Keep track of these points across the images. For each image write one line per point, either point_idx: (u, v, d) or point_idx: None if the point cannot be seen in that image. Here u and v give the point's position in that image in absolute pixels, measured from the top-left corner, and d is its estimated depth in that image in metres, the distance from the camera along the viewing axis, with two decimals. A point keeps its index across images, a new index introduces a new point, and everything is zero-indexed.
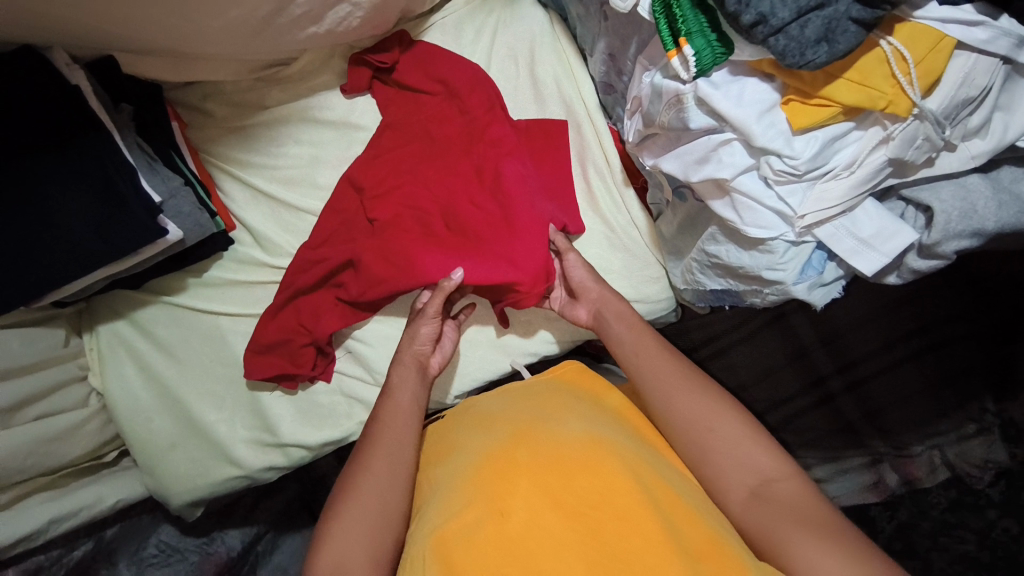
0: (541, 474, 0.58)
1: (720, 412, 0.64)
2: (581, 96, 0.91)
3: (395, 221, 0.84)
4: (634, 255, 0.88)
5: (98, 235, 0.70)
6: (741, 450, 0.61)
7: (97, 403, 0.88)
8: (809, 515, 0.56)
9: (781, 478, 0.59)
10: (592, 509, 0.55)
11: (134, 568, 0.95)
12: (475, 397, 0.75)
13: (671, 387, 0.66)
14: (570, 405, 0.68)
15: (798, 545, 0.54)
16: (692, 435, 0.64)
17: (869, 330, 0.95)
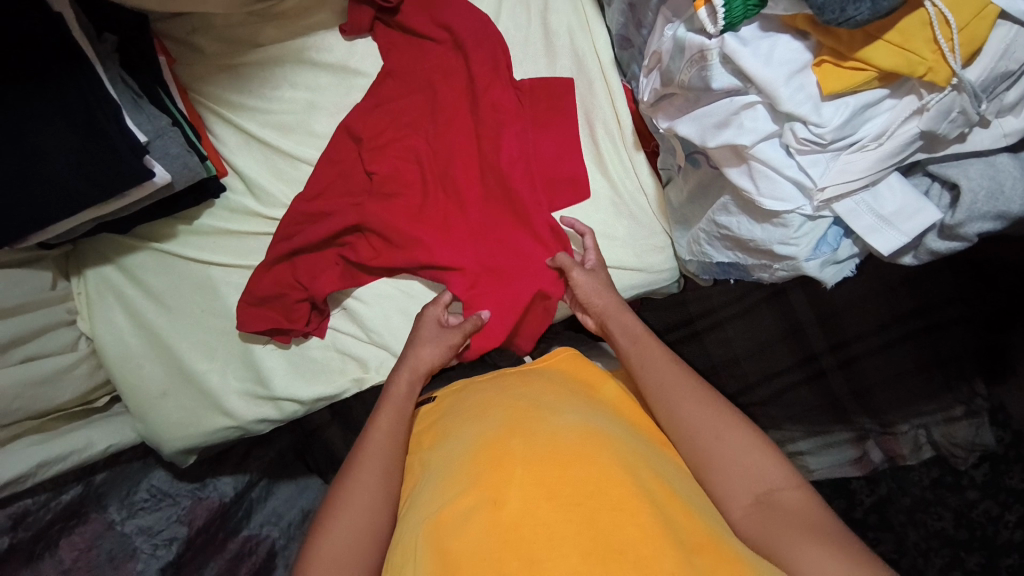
0: (537, 464, 0.55)
1: (728, 418, 0.63)
2: (594, 49, 0.85)
3: (396, 176, 0.83)
4: (639, 223, 0.86)
5: (83, 174, 0.66)
6: (747, 458, 0.60)
7: (87, 349, 0.86)
8: (814, 524, 0.54)
9: (786, 488, 0.58)
10: (589, 500, 0.52)
11: (124, 512, 0.96)
12: (470, 386, 0.73)
13: (679, 392, 0.66)
14: (572, 398, 0.66)
15: (802, 554, 0.52)
16: (696, 440, 0.62)
17: (863, 310, 1.00)
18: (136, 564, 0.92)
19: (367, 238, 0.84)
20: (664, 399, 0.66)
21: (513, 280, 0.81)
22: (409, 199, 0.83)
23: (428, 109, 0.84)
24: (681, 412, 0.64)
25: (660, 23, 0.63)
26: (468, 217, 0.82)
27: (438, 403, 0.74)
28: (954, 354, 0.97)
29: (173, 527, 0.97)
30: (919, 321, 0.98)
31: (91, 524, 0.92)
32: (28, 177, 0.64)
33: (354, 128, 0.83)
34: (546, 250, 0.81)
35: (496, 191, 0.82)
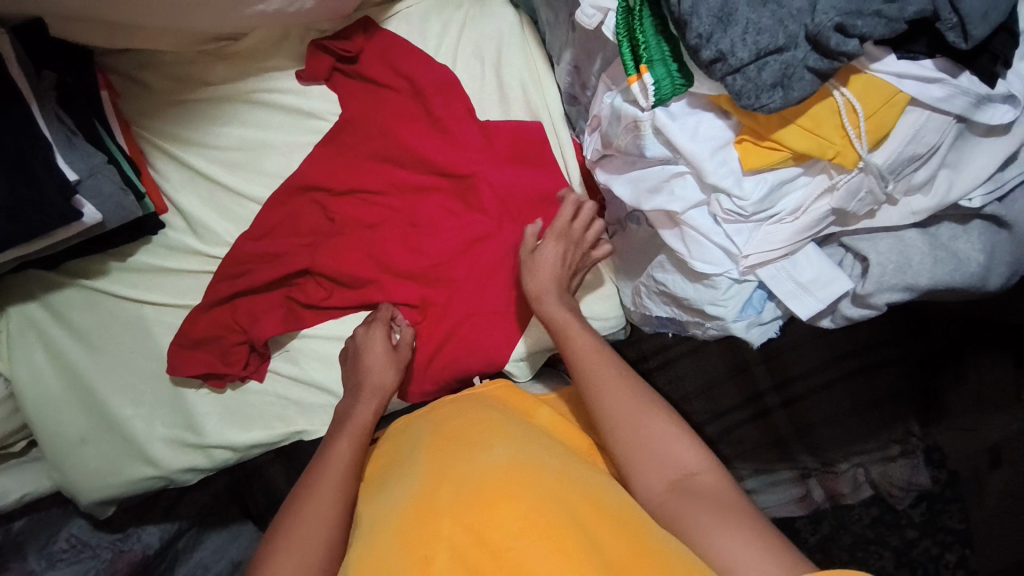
0: (468, 508, 0.54)
1: (645, 403, 0.66)
2: (546, 103, 0.88)
3: (356, 217, 0.87)
4: (588, 271, 0.90)
5: (6, 211, 0.63)
6: (662, 444, 0.63)
7: (2, 391, 0.80)
8: (724, 505, 0.57)
9: (701, 472, 0.61)
10: (521, 533, 0.51)
11: (43, 563, 0.93)
12: (409, 427, 0.72)
13: (606, 383, 0.68)
14: (504, 427, 0.65)
15: (719, 536, 0.54)
16: (613, 428, 0.65)
17: (807, 349, 1.01)
18: None
19: (324, 280, 0.86)
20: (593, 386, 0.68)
21: (486, 333, 0.84)
22: (369, 240, 0.86)
23: (388, 158, 0.87)
24: (606, 398, 0.66)
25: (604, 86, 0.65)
26: (437, 253, 0.86)
27: (383, 449, 0.74)
28: (889, 395, 0.99)
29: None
30: (855, 361, 1.00)
31: (8, 575, 0.91)
32: None
33: (313, 174, 0.86)
34: (514, 288, 0.87)
35: (467, 231, 0.87)
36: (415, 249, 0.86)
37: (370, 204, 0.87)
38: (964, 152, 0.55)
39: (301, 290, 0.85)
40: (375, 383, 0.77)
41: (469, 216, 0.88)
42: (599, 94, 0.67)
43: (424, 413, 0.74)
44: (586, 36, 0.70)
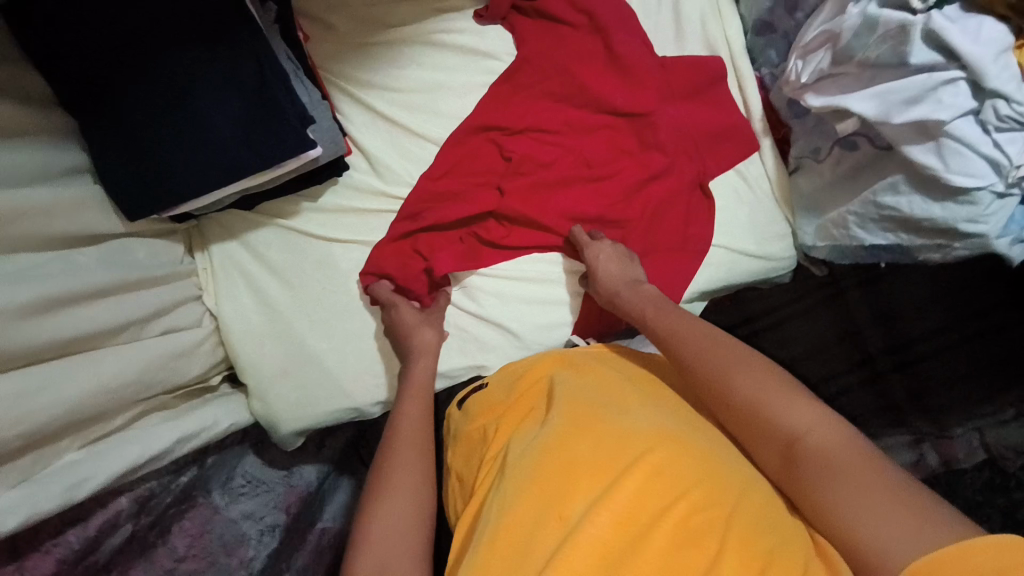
0: (605, 471, 0.55)
1: (746, 366, 0.61)
2: (726, 35, 0.87)
3: (533, 157, 0.85)
4: (763, 207, 0.89)
5: (246, 143, 0.65)
6: (772, 406, 0.57)
7: (211, 325, 0.85)
8: (853, 469, 0.51)
9: (814, 432, 0.55)
10: (670, 497, 0.52)
11: (227, 498, 0.87)
12: (516, 374, 0.73)
13: (703, 351, 0.65)
14: (627, 390, 0.67)
15: (847, 507, 0.49)
16: (711, 389, 0.62)
17: None
18: (248, 550, 0.86)
19: (500, 217, 0.86)
20: (684, 352, 0.66)
21: (664, 269, 0.86)
22: (542, 179, 0.85)
23: (563, 99, 0.87)
24: (697, 359, 0.65)
25: (821, 19, 0.69)
26: (616, 189, 0.86)
27: (485, 392, 0.72)
28: None
29: (274, 514, 0.89)
30: None
31: (200, 510, 0.84)
32: (196, 145, 0.64)
33: (491, 114, 0.86)
34: (682, 226, 0.87)
35: (641, 168, 0.86)
36: (593, 186, 0.86)
37: (536, 146, 0.86)
38: None
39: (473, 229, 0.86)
40: (418, 341, 0.79)
41: (648, 151, 0.87)
42: (806, 27, 0.71)
43: (530, 361, 0.74)
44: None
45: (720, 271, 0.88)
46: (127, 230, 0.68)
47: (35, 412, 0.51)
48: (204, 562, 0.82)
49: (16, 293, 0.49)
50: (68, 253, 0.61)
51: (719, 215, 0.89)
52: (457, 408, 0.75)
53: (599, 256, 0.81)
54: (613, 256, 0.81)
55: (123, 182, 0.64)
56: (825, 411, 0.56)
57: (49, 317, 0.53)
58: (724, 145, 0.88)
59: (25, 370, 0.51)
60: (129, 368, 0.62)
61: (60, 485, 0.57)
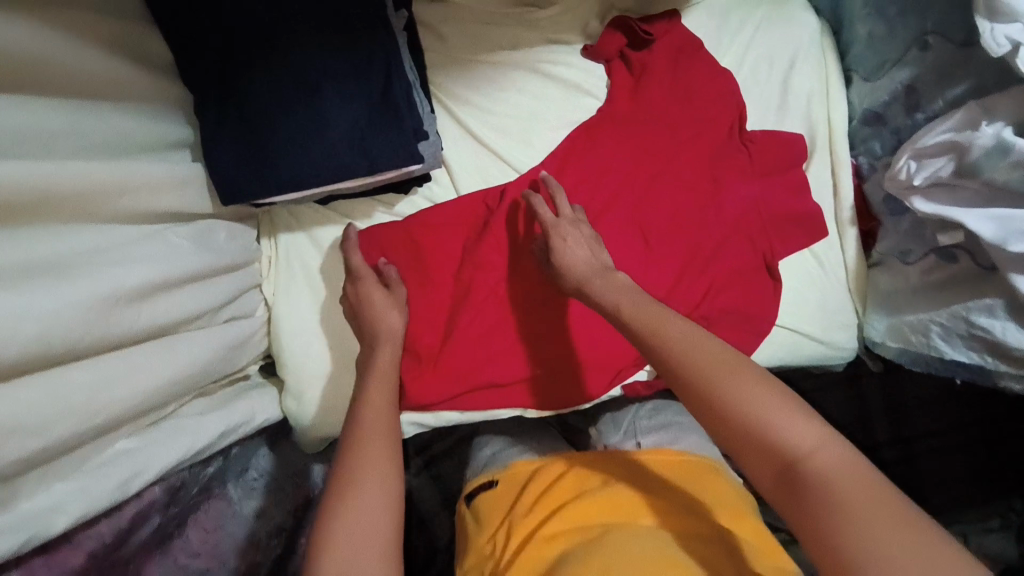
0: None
1: (737, 372, 0.54)
2: (829, 120, 0.88)
3: (605, 214, 0.84)
4: (834, 294, 0.88)
5: (357, 147, 0.64)
6: (766, 416, 0.51)
7: (263, 315, 0.83)
8: (865, 493, 0.46)
9: (814, 449, 0.49)
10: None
11: (241, 491, 0.80)
12: (537, 469, 0.71)
13: (698, 349, 0.56)
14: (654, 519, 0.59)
15: (855, 537, 0.44)
16: (700, 389, 0.54)
17: (935, 410, 1.05)
18: (256, 553, 0.80)
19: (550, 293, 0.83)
20: (682, 356, 0.56)
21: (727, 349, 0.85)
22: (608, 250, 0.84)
23: (643, 161, 0.86)
24: (686, 354, 0.56)
25: (945, 127, 0.69)
26: (687, 264, 0.86)
27: (496, 493, 0.71)
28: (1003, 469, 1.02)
29: (280, 515, 0.86)
30: (975, 432, 1.03)
31: (214, 502, 0.76)
32: (308, 141, 0.63)
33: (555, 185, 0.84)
34: (750, 301, 0.86)
35: (711, 243, 0.86)
36: (660, 253, 0.85)
37: (595, 208, 0.84)
38: None
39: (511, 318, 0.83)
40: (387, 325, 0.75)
41: (726, 224, 0.86)
42: (925, 132, 0.71)
43: (551, 458, 0.73)
44: (947, 58, 0.73)
45: (780, 351, 0.88)
46: (215, 211, 0.67)
47: (117, 401, 0.47)
48: (214, 561, 0.73)
49: (122, 279, 0.47)
50: (161, 226, 0.58)
51: (786, 295, 0.88)
52: (468, 505, 0.74)
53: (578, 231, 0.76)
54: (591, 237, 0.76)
55: (229, 169, 0.63)
56: (818, 422, 0.51)
57: (144, 306, 0.50)
58: (798, 230, 0.87)
59: (112, 355, 0.47)
60: (198, 356, 0.60)
61: (114, 479, 0.51)
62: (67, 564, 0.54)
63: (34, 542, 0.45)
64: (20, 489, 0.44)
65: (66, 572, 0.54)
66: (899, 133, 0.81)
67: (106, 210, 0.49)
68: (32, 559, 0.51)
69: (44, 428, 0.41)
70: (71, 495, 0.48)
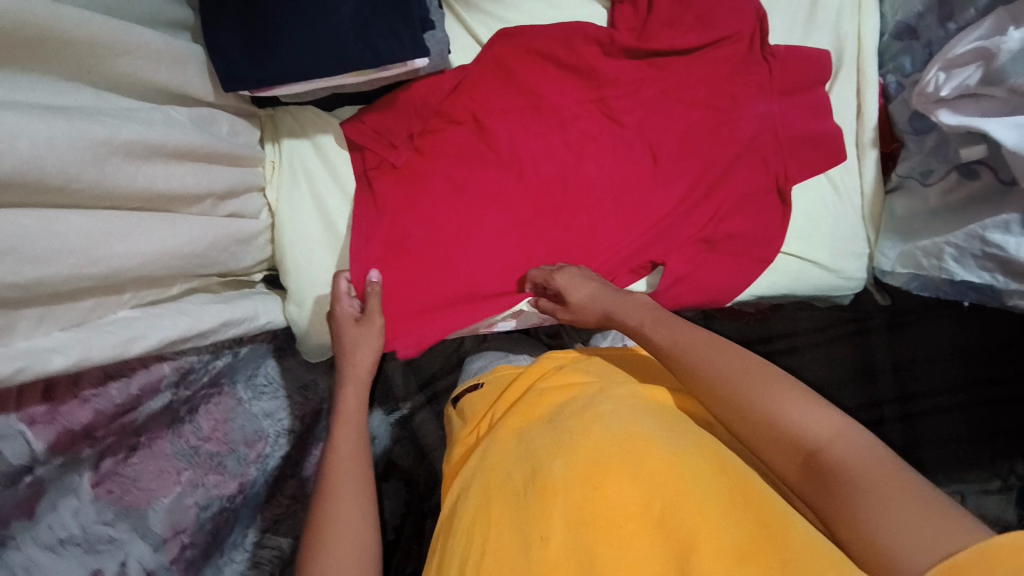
0: (581, 484, 0.52)
1: (759, 376, 0.58)
2: (858, 35, 0.83)
3: (603, 133, 0.86)
4: (845, 223, 0.86)
5: (360, 35, 0.63)
6: (787, 413, 0.55)
7: (266, 221, 0.83)
8: (871, 470, 0.49)
9: (826, 440, 0.52)
10: (645, 507, 0.50)
11: (250, 393, 0.83)
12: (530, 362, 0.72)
13: (713, 358, 0.61)
14: (632, 392, 0.62)
15: (867, 512, 0.47)
16: (717, 394, 0.59)
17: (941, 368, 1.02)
18: (264, 447, 0.82)
19: (560, 211, 0.86)
20: (690, 361, 0.62)
21: (734, 271, 0.85)
22: (612, 169, 0.86)
23: (652, 76, 0.84)
24: (702, 362, 0.61)
25: (975, 35, 0.65)
26: (697, 186, 0.85)
27: (483, 393, 0.73)
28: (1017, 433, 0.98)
29: (286, 416, 0.87)
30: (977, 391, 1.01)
31: (224, 398, 0.78)
32: (308, 24, 0.62)
33: (562, 101, 0.85)
34: (755, 227, 0.85)
35: (718, 167, 0.85)
36: (663, 173, 0.86)
37: (594, 132, 0.86)
38: None
39: (509, 234, 0.86)
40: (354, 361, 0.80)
41: (738, 146, 0.84)
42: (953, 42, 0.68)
43: (548, 354, 0.73)
44: None
45: (784, 279, 0.86)
46: (214, 101, 0.66)
47: (116, 257, 0.49)
48: (225, 447, 0.76)
49: (119, 131, 0.47)
50: (160, 103, 0.58)
51: (794, 222, 0.86)
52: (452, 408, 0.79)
53: (571, 276, 0.80)
54: (586, 275, 0.80)
55: (231, 56, 0.62)
56: (835, 415, 0.54)
57: (144, 165, 0.51)
58: (812, 153, 0.85)
59: (108, 213, 0.48)
60: (200, 238, 0.60)
61: (118, 336, 0.53)
62: (75, 419, 0.57)
63: (28, 374, 0.45)
64: (17, 326, 0.46)
65: (75, 425, 0.57)
66: (931, 47, 0.76)
67: (104, 72, 0.51)
68: (36, 406, 0.55)
69: (42, 261, 0.43)
70: (69, 342, 0.49)
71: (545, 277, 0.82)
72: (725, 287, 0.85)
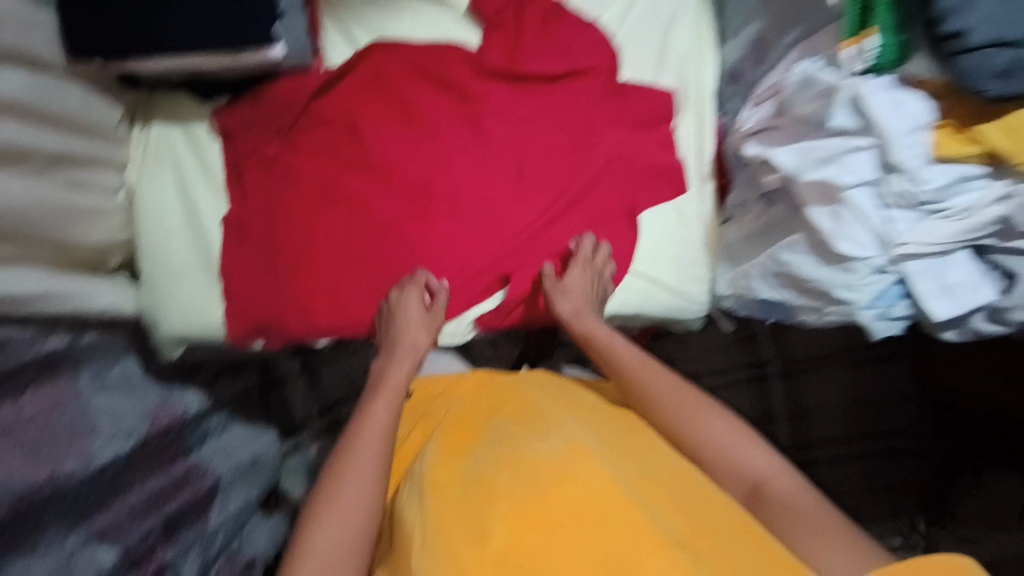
0: (525, 492, 0.62)
1: (693, 407, 0.77)
2: (698, 80, 0.94)
3: (469, 146, 0.90)
4: (688, 249, 0.92)
5: (216, 27, 0.68)
6: (735, 456, 0.73)
7: (124, 199, 0.85)
8: (805, 510, 0.67)
9: (770, 479, 0.71)
10: (577, 509, 0.60)
11: (95, 382, 0.69)
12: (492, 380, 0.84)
13: (665, 398, 0.78)
14: (574, 416, 0.73)
15: (801, 536, 0.65)
16: (674, 420, 0.76)
17: (831, 419, 1.08)
18: (95, 442, 0.64)
19: (424, 215, 0.89)
20: (653, 398, 0.79)
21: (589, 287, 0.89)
22: (475, 180, 0.90)
23: (519, 98, 0.91)
24: (656, 399, 0.78)
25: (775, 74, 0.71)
26: (557, 203, 0.90)
27: (444, 403, 0.83)
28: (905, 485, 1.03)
29: (139, 400, 0.81)
30: (878, 443, 1.05)
31: (62, 382, 0.64)
32: (162, 10, 0.67)
33: (432, 113, 0.89)
34: (609, 246, 0.90)
35: (575, 188, 0.91)
36: (525, 189, 0.90)
37: (461, 144, 0.90)
38: None
39: (372, 234, 0.88)
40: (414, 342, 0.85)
41: (593, 169, 0.91)
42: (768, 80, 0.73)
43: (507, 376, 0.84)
44: None
45: (633, 296, 0.92)
46: (69, 72, 0.71)
47: None
48: (40, 439, 0.59)
49: None
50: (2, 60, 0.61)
51: (642, 244, 0.92)
52: None
53: (574, 274, 0.87)
54: (587, 276, 0.87)
55: (83, 25, 0.67)
56: (776, 460, 0.73)
57: None
58: (659, 184, 0.92)
59: None
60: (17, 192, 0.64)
61: None
62: None
63: None
64: None
65: None
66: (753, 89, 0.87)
67: None
68: None
69: None
70: None
71: (585, 260, 0.88)
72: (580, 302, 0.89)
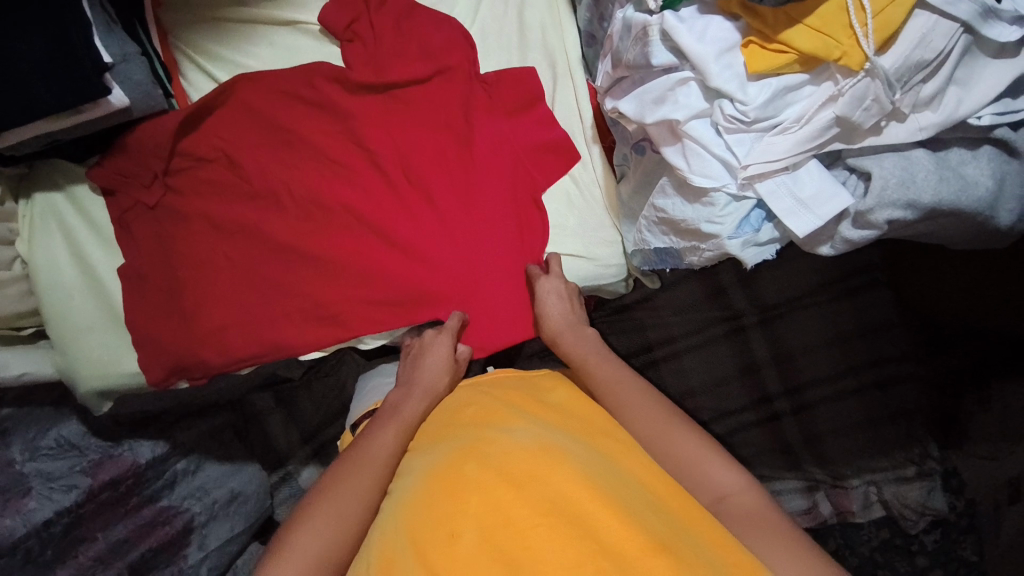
0: (496, 484, 0.58)
1: (664, 416, 0.67)
2: (564, 47, 0.94)
3: (357, 156, 0.90)
4: (590, 215, 0.90)
5: (42, 82, 0.68)
6: (698, 466, 0.63)
7: (21, 272, 0.86)
8: (765, 522, 0.59)
9: (736, 494, 0.61)
10: (554, 505, 0.55)
11: (27, 454, 0.88)
12: (463, 388, 0.79)
13: (627, 396, 0.71)
14: (542, 416, 0.69)
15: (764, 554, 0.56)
16: (645, 424, 0.67)
17: (819, 355, 1.05)
18: (29, 501, 0.85)
19: (321, 231, 0.88)
20: (615, 400, 0.71)
21: (509, 301, 0.88)
22: (365, 189, 0.89)
23: (390, 100, 0.91)
24: (625, 399, 0.70)
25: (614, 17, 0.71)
26: (456, 195, 0.88)
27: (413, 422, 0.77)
28: (907, 409, 1.03)
29: (75, 476, 0.90)
30: (871, 373, 1.04)
31: None
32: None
33: (308, 131, 0.89)
34: (516, 229, 0.89)
35: (467, 176, 0.89)
36: (418, 186, 0.89)
37: (346, 158, 0.90)
38: (973, 70, 0.53)
39: (271, 260, 0.88)
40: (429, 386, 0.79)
41: (481, 152, 0.89)
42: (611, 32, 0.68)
43: (488, 380, 0.80)
44: None
45: None
46: None
47: None
48: None
49: None
50: None
51: (547, 217, 0.90)
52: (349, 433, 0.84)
53: (548, 285, 0.84)
54: (560, 295, 0.83)
55: None
56: (742, 476, 0.63)
57: None
58: (548, 155, 0.91)
59: None
60: None
61: None
62: None
63: None
64: None
65: None
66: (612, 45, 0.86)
67: None
68: None
69: None
70: None
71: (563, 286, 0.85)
72: (504, 319, 0.88)
